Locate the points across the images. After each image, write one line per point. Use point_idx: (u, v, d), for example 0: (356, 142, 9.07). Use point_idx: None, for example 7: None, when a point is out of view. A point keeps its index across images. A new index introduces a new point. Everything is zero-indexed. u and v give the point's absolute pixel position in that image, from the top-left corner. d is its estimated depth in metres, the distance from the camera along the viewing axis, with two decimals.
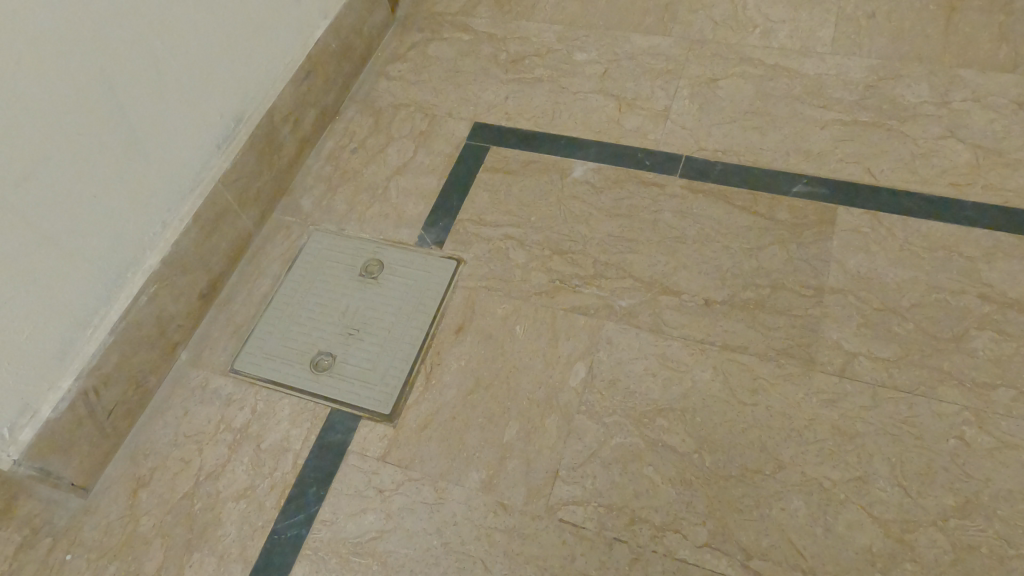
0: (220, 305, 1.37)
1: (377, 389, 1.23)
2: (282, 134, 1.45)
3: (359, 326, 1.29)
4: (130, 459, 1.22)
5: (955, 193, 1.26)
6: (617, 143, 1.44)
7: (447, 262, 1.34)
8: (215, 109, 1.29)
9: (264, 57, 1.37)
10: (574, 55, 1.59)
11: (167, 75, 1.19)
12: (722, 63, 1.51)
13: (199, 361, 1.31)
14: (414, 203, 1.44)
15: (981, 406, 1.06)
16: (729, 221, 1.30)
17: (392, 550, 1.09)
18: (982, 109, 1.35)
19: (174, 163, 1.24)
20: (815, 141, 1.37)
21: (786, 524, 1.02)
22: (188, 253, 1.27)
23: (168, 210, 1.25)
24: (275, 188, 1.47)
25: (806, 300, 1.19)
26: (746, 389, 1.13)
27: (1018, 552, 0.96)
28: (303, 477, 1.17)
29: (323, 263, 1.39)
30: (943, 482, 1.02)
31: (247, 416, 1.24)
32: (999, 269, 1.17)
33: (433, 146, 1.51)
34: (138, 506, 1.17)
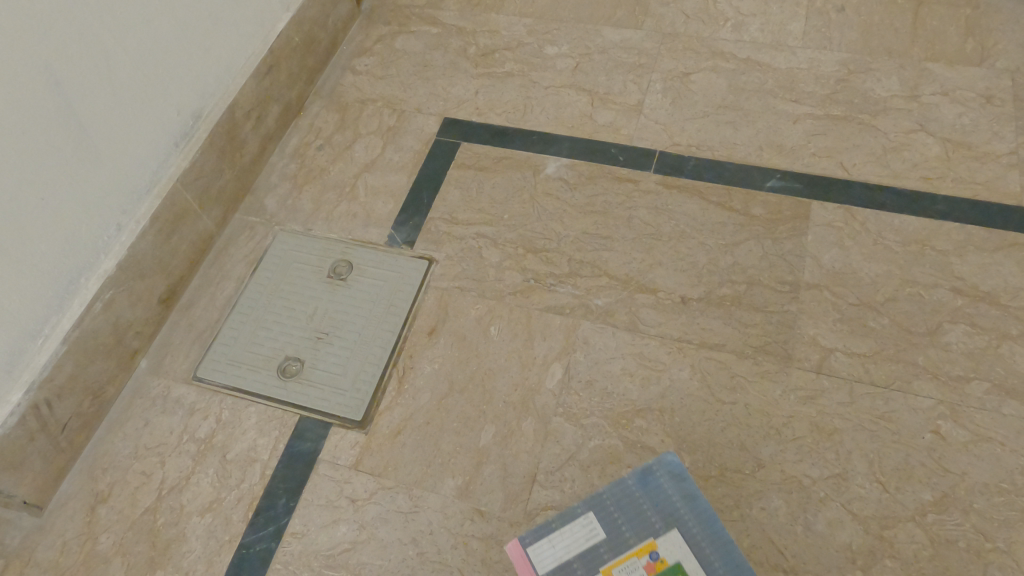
0: (181, 311, 1.32)
1: (348, 395, 1.19)
2: (244, 131, 1.39)
3: (328, 330, 1.25)
4: (87, 474, 1.16)
5: (927, 187, 1.27)
6: (591, 139, 1.41)
7: (419, 262, 1.31)
8: (172, 106, 1.23)
9: (223, 50, 1.32)
10: (545, 49, 1.56)
11: (118, 69, 1.12)
12: (694, 57, 1.49)
13: (160, 369, 1.26)
14: (383, 202, 1.39)
15: (956, 400, 1.07)
16: (703, 217, 1.28)
17: (365, 562, 1.05)
18: (951, 102, 1.35)
19: (129, 162, 1.18)
20: (788, 136, 1.36)
21: (766, 524, 1.01)
22: (146, 257, 1.22)
23: (124, 211, 1.19)
24: (239, 187, 1.41)
25: (782, 296, 1.18)
26: (724, 387, 1.12)
27: (995, 545, 0.97)
28: (272, 488, 1.13)
29: (290, 264, 1.34)
30: (921, 476, 1.02)
31: (212, 426, 1.19)
32: (970, 263, 1.18)
33: (402, 142, 1.47)
34: (97, 523, 1.12)
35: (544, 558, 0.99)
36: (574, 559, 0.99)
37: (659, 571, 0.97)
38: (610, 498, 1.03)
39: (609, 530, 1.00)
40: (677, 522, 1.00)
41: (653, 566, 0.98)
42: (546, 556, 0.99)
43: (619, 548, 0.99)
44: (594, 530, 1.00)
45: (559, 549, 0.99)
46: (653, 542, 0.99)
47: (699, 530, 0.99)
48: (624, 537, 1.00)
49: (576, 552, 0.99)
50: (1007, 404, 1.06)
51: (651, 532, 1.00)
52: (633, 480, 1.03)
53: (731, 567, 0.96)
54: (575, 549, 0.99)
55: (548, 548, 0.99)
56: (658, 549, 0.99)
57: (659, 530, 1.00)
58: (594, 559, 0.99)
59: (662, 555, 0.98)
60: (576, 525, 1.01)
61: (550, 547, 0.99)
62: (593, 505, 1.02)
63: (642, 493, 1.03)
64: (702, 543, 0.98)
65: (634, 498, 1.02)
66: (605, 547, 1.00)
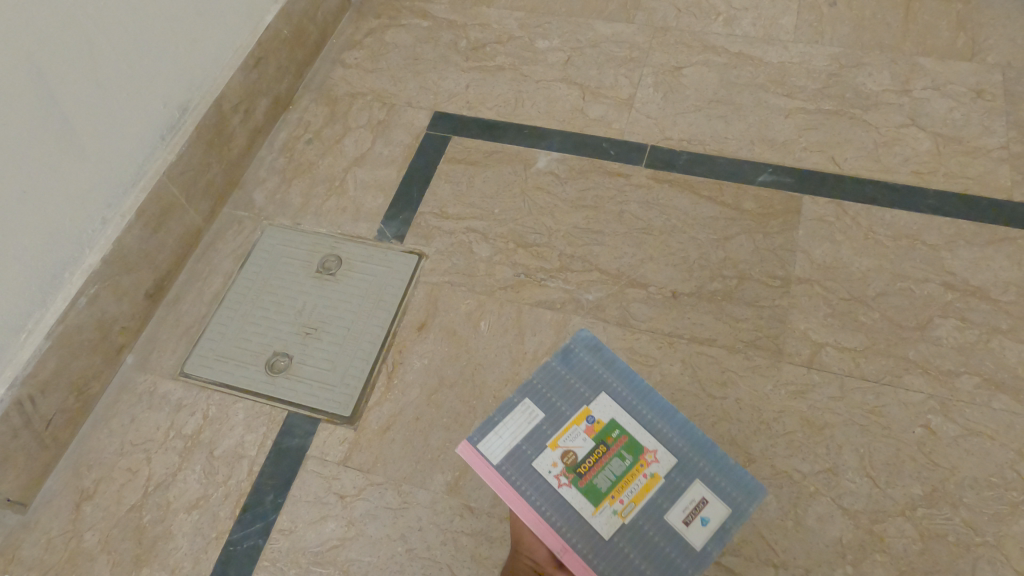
0: (168, 306, 1.30)
1: (337, 391, 1.18)
2: (232, 125, 1.37)
3: (317, 325, 1.24)
4: (72, 471, 1.15)
5: (918, 181, 1.27)
6: (582, 133, 1.41)
7: (408, 257, 1.30)
8: (158, 98, 1.22)
9: (210, 42, 1.30)
10: (536, 43, 1.55)
11: (102, 61, 1.11)
12: (685, 51, 1.49)
13: (147, 365, 1.24)
14: (373, 196, 1.38)
15: (946, 394, 1.07)
16: (694, 211, 1.28)
17: (353, 559, 1.05)
18: (942, 97, 1.35)
19: (114, 155, 1.16)
20: (779, 130, 1.35)
21: (756, 519, 1.01)
22: (132, 252, 1.20)
23: (109, 205, 1.17)
24: (227, 181, 1.40)
25: (773, 291, 1.18)
26: (715, 382, 1.11)
27: (984, 539, 0.97)
28: (260, 485, 1.12)
29: (278, 259, 1.33)
30: (911, 471, 1.02)
31: (199, 422, 1.18)
32: (961, 257, 1.18)
33: (392, 136, 1.46)
34: (82, 521, 1.11)
35: (495, 450, 1.01)
36: (522, 443, 1.01)
37: (597, 432, 1.02)
38: (541, 383, 1.06)
39: (545, 407, 1.04)
40: (605, 386, 1.05)
41: (590, 429, 1.02)
42: (495, 447, 1.01)
43: (559, 421, 1.03)
44: (533, 413, 1.03)
45: (507, 438, 1.01)
46: (587, 409, 1.04)
47: (626, 390, 1.05)
48: (561, 412, 1.03)
49: (523, 436, 1.01)
50: (997, 399, 1.05)
51: (584, 401, 1.04)
52: (558, 362, 1.07)
53: (658, 412, 1.03)
54: (521, 434, 1.02)
55: (496, 440, 1.01)
56: (594, 413, 1.03)
57: (591, 396, 1.05)
58: (539, 437, 1.01)
59: (598, 417, 1.03)
60: (515, 414, 1.03)
61: (498, 439, 1.01)
62: (527, 393, 1.05)
63: (569, 373, 1.06)
64: (631, 402, 1.04)
65: (562, 380, 1.06)
66: (546, 423, 1.03)
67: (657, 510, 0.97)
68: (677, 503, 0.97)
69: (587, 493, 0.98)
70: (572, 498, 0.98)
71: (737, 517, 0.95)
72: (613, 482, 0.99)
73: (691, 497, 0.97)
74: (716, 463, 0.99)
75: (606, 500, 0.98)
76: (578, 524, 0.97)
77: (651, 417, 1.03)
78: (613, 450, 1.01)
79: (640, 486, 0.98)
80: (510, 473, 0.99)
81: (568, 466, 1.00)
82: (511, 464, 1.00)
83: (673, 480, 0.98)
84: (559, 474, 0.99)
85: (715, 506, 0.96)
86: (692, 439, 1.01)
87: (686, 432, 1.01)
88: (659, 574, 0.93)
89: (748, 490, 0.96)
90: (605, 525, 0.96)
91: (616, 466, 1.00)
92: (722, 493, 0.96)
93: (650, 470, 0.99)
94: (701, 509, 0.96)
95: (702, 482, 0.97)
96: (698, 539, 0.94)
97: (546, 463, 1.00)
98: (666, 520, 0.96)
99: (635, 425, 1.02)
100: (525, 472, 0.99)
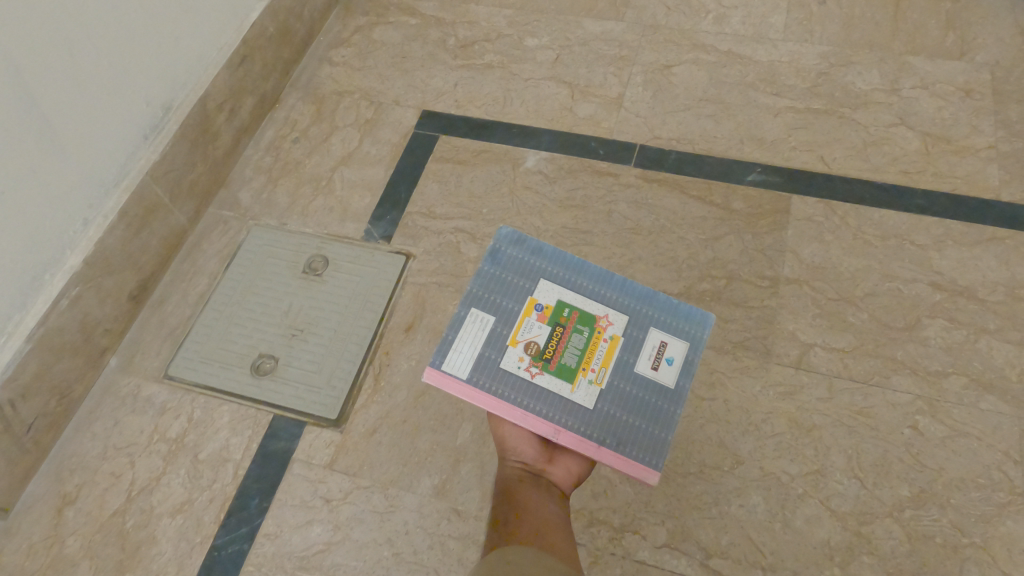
0: (152, 308, 1.29)
1: (324, 393, 1.17)
2: (217, 124, 1.36)
3: (303, 327, 1.23)
4: (54, 475, 1.14)
5: (907, 181, 1.26)
6: (571, 132, 1.40)
7: (396, 257, 1.29)
8: (140, 97, 1.20)
9: (194, 40, 1.28)
10: (525, 41, 1.53)
11: (83, 59, 1.08)
12: (675, 50, 1.48)
13: (131, 367, 1.23)
14: (360, 196, 1.37)
15: (934, 395, 1.06)
16: (683, 211, 1.27)
17: (339, 563, 1.04)
18: (931, 96, 1.35)
19: (95, 155, 1.14)
20: (768, 130, 1.35)
21: (744, 520, 1.01)
22: (115, 253, 1.19)
23: (91, 205, 1.15)
24: (212, 180, 1.38)
25: (762, 291, 1.17)
26: (704, 383, 1.10)
27: (971, 540, 0.97)
28: (245, 489, 1.11)
29: (264, 259, 1.31)
30: (899, 472, 1.02)
31: (183, 425, 1.17)
32: (949, 257, 1.18)
33: (380, 135, 1.45)
34: (64, 526, 1.09)
35: (460, 365, 0.87)
36: (482, 350, 0.88)
37: (549, 316, 0.91)
38: (479, 289, 0.92)
39: (492, 309, 0.91)
40: (540, 272, 0.94)
41: (541, 315, 0.91)
42: (457, 360, 0.87)
43: (508, 319, 0.91)
44: (483, 319, 0.90)
45: (467, 350, 0.88)
46: (532, 299, 0.92)
47: (561, 269, 0.95)
48: (506, 307, 0.91)
49: (483, 342, 0.89)
50: (984, 399, 1.05)
51: (527, 292, 0.93)
52: (486, 264, 0.94)
53: (596, 281, 0.95)
54: (481, 341, 0.89)
55: (458, 355, 0.88)
56: (539, 300, 0.92)
57: (530, 285, 0.93)
58: (496, 339, 0.89)
59: (545, 302, 0.92)
60: (467, 325, 0.89)
61: (460, 353, 0.88)
62: (471, 302, 0.91)
63: (501, 270, 0.94)
64: (568, 276, 0.94)
65: (495, 278, 0.93)
66: (499, 324, 0.90)
67: (627, 366, 0.89)
68: (641, 354, 0.90)
69: (559, 374, 0.88)
70: (548, 384, 0.87)
71: (696, 348, 0.91)
72: (580, 356, 0.89)
73: (651, 343, 0.90)
74: (669, 311, 0.93)
75: (579, 374, 0.88)
76: (561, 404, 0.86)
77: (591, 287, 0.94)
78: (569, 326, 0.91)
79: (604, 350, 0.90)
80: (480, 381, 0.86)
81: (533, 355, 0.89)
82: (481, 373, 0.87)
83: (632, 336, 0.91)
84: (529, 366, 0.88)
85: (674, 344, 0.90)
86: (630, 292, 0.94)
87: (625, 287, 0.94)
88: (654, 426, 0.86)
89: (695, 319, 0.92)
90: (586, 396, 0.87)
91: (577, 339, 0.90)
92: (675, 329, 0.91)
93: (608, 334, 0.91)
94: (664, 351, 0.90)
95: (657, 327, 0.91)
96: (670, 378, 0.89)
97: (512, 360, 0.88)
98: (636, 371, 0.89)
99: (580, 297, 0.93)
100: (495, 375, 0.87)
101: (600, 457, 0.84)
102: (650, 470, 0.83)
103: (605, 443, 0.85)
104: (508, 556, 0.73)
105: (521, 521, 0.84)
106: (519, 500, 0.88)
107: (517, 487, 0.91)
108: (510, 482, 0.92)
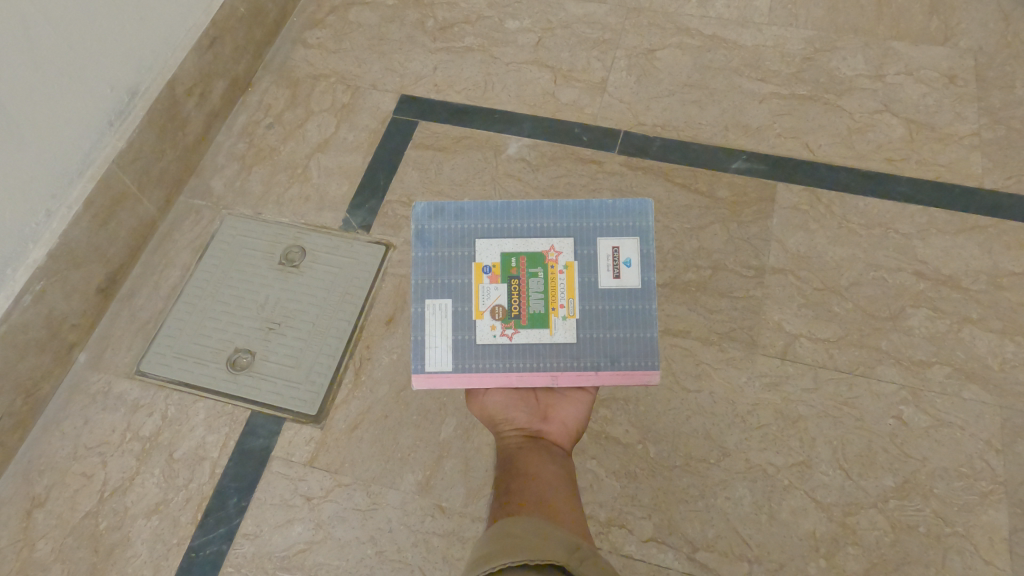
0: (121, 301, 1.24)
1: (302, 388, 1.14)
2: (186, 109, 1.30)
3: (280, 320, 1.19)
4: (22, 477, 1.10)
5: (892, 169, 1.26)
6: (554, 118, 1.37)
7: (375, 247, 1.26)
8: (104, 82, 1.15)
9: (158, 20, 1.22)
10: (505, 23, 1.49)
11: (41, 41, 1.02)
12: (658, 33, 1.45)
13: (100, 363, 1.18)
14: (337, 183, 1.33)
15: (917, 384, 1.07)
16: (668, 199, 1.25)
17: (321, 563, 1.02)
18: (915, 82, 1.34)
19: (56, 143, 1.09)
20: (753, 116, 1.33)
21: (730, 513, 1.01)
22: (80, 245, 1.14)
23: (53, 196, 1.10)
24: (182, 168, 1.33)
25: (747, 281, 1.16)
26: (689, 375, 1.09)
27: (954, 529, 0.98)
28: (223, 488, 1.08)
29: (238, 250, 1.27)
30: (883, 463, 1.02)
31: (157, 423, 1.13)
32: (933, 246, 1.18)
33: (357, 120, 1.40)
34: (34, 529, 1.06)
35: (440, 359, 0.83)
36: (456, 335, 0.83)
37: (500, 272, 0.85)
38: (423, 278, 0.85)
39: (443, 292, 0.84)
40: (471, 234, 0.86)
41: (492, 276, 0.85)
42: (436, 355, 0.83)
43: (464, 294, 0.85)
44: (442, 306, 0.84)
45: (440, 342, 0.83)
46: (476, 264, 0.85)
47: (490, 220, 0.86)
48: (456, 284, 0.85)
49: (451, 328, 0.83)
50: (967, 388, 1.06)
51: (469, 260, 0.85)
52: (416, 251, 0.85)
53: (526, 214, 0.86)
54: (449, 328, 0.83)
55: (433, 351, 0.83)
56: (484, 262, 0.85)
57: (468, 250, 0.85)
58: (463, 320, 0.84)
59: (490, 262, 0.85)
60: (429, 318, 0.84)
61: (434, 348, 0.83)
62: (421, 294, 0.84)
63: (435, 249, 0.85)
64: (499, 224, 0.86)
65: (432, 260, 0.85)
66: (457, 302, 0.84)
67: (592, 287, 0.84)
68: (599, 268, 0.84)
69: (533, 324, 0.84)
70: (526, 339, 0.83)
71: (647, 239, 0.85)
72: (545, 297, 0.84)
73: (604, 253, 0.85)
74: (608, 213, 0.86)
75: (551, 316, 0.84)
76: (547, 351, 0.83)
77: (524, 225, 0.86)
78: (522, 273, 0.85)
79: (565, 281, 0.84)
80: (466, 366, 0.82)
81: (502, 318, 0.84)
82: (462, 357, 0.83)
83: (584, 255, 0.85)
84: (503, 330, 0.83)
85: (625, 244, 0.85)
86: (563, 210, 0.86)
87: (556, 208, 0.86)
88: (640, 332, 0.83)
89: (635, 211, 0.85)
90: (567, 332, 0.83)
91: (535, 284, 0.84)
92: (619, 229, 0.85)
93: (561, 264, 0.85)
94: (619, 255, 0.85)
95: (602, 236, 0.85)
96: (634, 279, 0.84)
97: (485, 332, 0.83)
98: (602, 288, 0.84)
99: (519, 239, 0.86)
100: (476, 355, 0.83)
101: (600, 381, 0.82)
102: (649, 372, 0.82)
103: (600, 366, 0.82)
104: (508, 529, 0.68)
105: (522, 489, 0.78)
106: (519, 466, 0.83)
107: (516, 455, 0.85)
108: (509, 454, 0.86)
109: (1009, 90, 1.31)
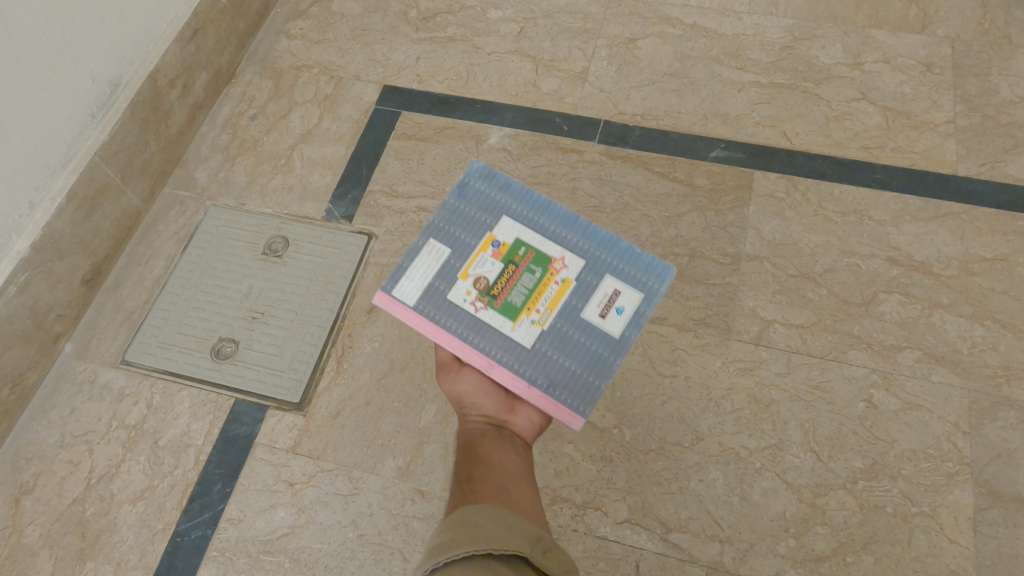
0: (107, 292, 1.26)
1: (286, 376, 1.16)
2: (169, 100, 1.31)
3: (263, 309, 1.21)
4: (10, 465, 1.12)
5: (867, 156, 1.27)
6: (535, 108, 1.38)
7: (357, 237, 1.27)
8: (84, 74, 1.15)
9: (139, 12, 1.23)
10: (488, 12, 1.49)
11: (19, 34, 1.03)
12: (640, 22, 1.45)
13: (86, 353, 1.20)
14: (320, 174, 1.34)
15: (888, 369, 1.09)
16: (647, 188, 1.27)
17: (304, 546, 1.04)
18: (893, 71, 1.35)
19: (37, 135, 1.10)
20: (733, 105, 1.34)
21: (703, 494, 1.03)
22: (63, 237, 1.15)
23: (35, 188, 1.11)
24: (166, 159, 1.34)
25: (723, 268, 1.18)
26: (665, 360, 1.11)
27: (920, 509, 1.00)
28: (207, 474, 1.10)
29: (222, 241, 1.28)
30: (853, 445, 1.04)
31: (142, 411, 1.15)
32: (906, 232, 1.19)
33: (340, 111, 1.41)
34: (22, 515, 1.08)
35: (409, 293, 0.85)
36: (433, 280, 0.85)
37: (504, 253, 0.87)
38: (440, 221, 0.88)
39: (449, 241, 0.87)
40: (502, 209, 0.89)
41: (496, 252, 0.87)
42: (408, 287, 0.85)
43: (464, 253, 0.87)
44: (438, 250, 0.86)
45: (419, 278, 0.85)
46: (490, 235, 0.88)
47: (527, 209, 0.89)
48: (464, 241, 0.87)
49: (434, 273, 0.85)
50: (936, 372, 1.08)
51: (485, 228, 0.88)
52: (451, 197, 0.89)
53: (560, 221, 0.88)
54: (432, 272, 0.85)
55: (409, 283, 0.85)
56: (497, 237, 0.88)
57: (492, 220, 0.88)
58: (448, 270, 0.86)
59: (502, 239, 0.87)
60: (422, 255, 0.86)
61: (411, 281, 0.85)
62: (430, 232, 0.87)
63: (466, 204, 0.89)
64: (531, 215, 0.89)
65: (457, 211, 0.89)
66: (454, 256, 0.86)
67: (574, 311, 0.84)
68: (591, 300, 0.84)
69: (502, 311, 0.84)
70: (489, 320, 0.83)
71: (649, 300, 0.84)
72: (528, 295, 0.85)
73: (604, 290, 0.84)
74: (626, 258, 0.86)
75: (522, 313, 0.84)
76: (500, 340, 0.83)
77: (550, 226, 0.88)
78: (522, 265, 0.86)
79: (554, 292, 0.85)
80: (425, 311, 0.84)
81: (479, 290, 0.85)
82: (428, 302, 0.84)
83: (586, 281, 0.85)
84: (475, 300, 0.84)
85: (628, 294, 0.84)
86: (593, 235, 0.87)
87: (588, 230, 0.87)
88: (587, 375, 0.81)
89: (656, 271, 0.85)
90: (527, 336, 0.83)
91: (527, 279, 0.85)
92: (631, 278, 0.85)
93: (560, 277, 0.85)
94: (615, 299, 0.84)
95: (613, 275, 0.85)
96: (616, 327, 0.83)
97: (459, 293, 0.85)
98: (583, 317, 0.83)
99: (540, 236, 0.88)
100: (440, 306, 0.84)
101: (527, 396, 0.80)
102: (574, 416, 0.79)
103: (535, 383, 0.81)
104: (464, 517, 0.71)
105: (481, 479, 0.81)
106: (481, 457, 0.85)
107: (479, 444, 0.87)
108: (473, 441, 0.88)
109: (985, 77, 1.32)
